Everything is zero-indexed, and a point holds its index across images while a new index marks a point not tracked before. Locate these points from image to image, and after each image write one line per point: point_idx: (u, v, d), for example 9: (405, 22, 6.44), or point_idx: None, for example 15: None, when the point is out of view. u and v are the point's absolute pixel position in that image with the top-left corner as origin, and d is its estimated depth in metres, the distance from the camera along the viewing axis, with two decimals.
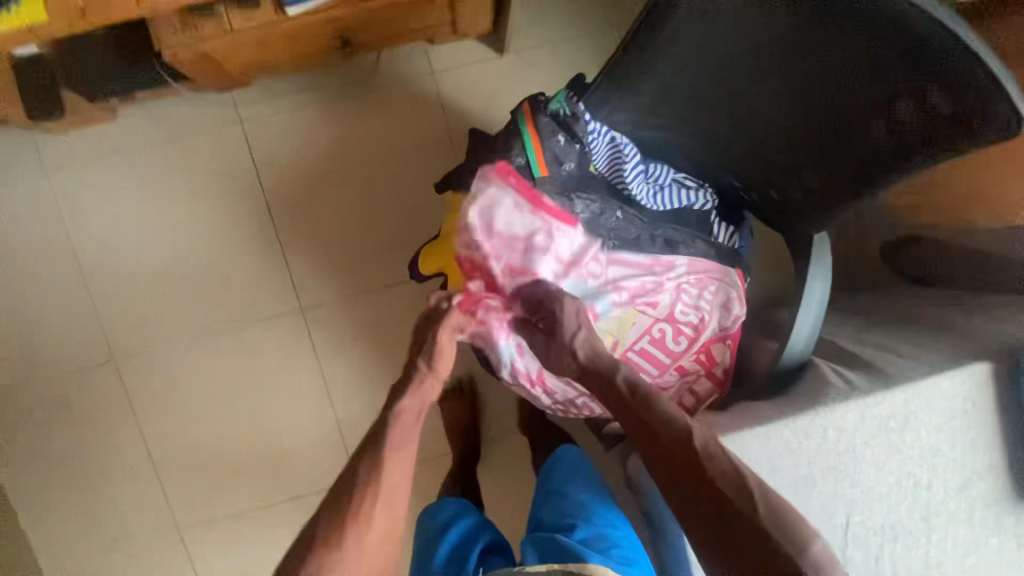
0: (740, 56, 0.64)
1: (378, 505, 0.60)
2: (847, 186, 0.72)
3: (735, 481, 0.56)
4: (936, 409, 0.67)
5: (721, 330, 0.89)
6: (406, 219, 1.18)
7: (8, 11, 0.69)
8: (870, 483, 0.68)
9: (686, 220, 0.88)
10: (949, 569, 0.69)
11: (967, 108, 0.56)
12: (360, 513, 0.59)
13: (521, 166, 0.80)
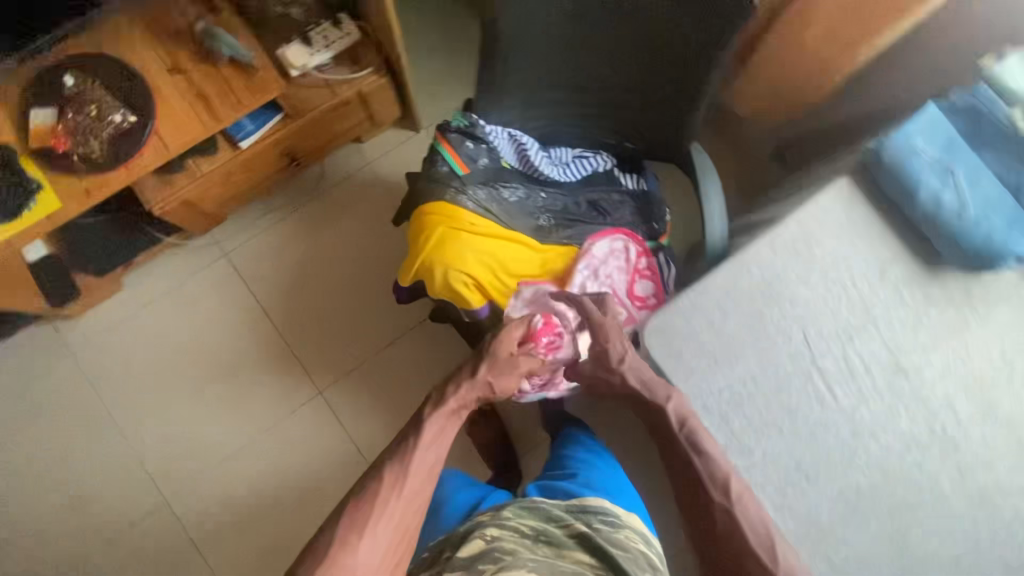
0: (565, 39, 0.86)
1: (410, 478, 0.73)
2: (687, 96, 0.94)
3: (749, 518, 0.74)
4: (830, 223, 0.84)
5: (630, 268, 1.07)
6: (382, 289, 1.45)
7: (32, 209, 1.00)
8: (808, 299, 0.82)
9: (597, 181, 1.12)
10: (906, 346, 0.82)
11: (725, 9, 0.77)
12: (394, 478, 0.72)
13: (446, 172, 0.95)
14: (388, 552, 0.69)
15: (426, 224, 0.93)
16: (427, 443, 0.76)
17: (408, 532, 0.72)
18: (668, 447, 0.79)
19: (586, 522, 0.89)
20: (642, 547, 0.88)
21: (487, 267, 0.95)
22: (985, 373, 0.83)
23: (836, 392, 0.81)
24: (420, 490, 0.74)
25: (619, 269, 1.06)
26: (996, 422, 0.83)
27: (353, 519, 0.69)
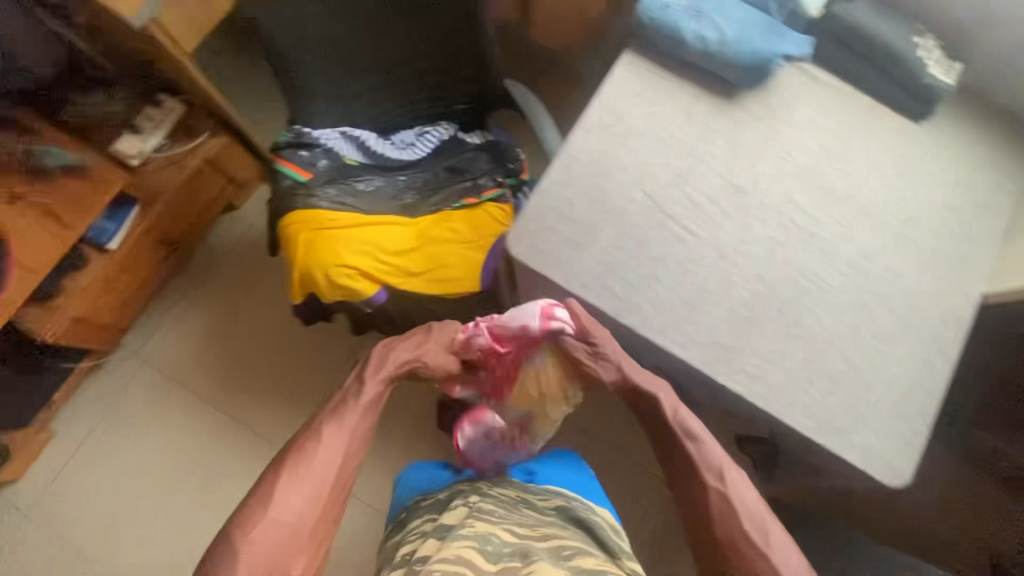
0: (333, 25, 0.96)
1: (345, 439, 0.79)
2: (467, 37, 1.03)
3: (742, 501, 0.75)
4: (629, 94, 0.93)
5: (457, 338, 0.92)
6: (309, 334, 1.47)
7: None
8: (636, 161, 0.90)
9: (447, 148, 1.18)
10: (735, 168, 0.91)
11: None
12: (330, 439, 0.79)
13: (290, 184, 1.00)
14: (319, 502, 0.75)
15: (292, 235, 0.98)
16: (364, 411, 0.82)
17: (341, 486, 0.78)
18: (664, 439, 0.83)
19: (565, 498, 0.94)
20: (612, 529, 0.91)
21: (364, 254, 0.99)
22: (809, 165, 0.93)
23: (691, 227, 0.89)
24: (351, 451, 0.80)
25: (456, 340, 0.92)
26: (835, 200, 0.92)
27: (290, 470, 0.76)
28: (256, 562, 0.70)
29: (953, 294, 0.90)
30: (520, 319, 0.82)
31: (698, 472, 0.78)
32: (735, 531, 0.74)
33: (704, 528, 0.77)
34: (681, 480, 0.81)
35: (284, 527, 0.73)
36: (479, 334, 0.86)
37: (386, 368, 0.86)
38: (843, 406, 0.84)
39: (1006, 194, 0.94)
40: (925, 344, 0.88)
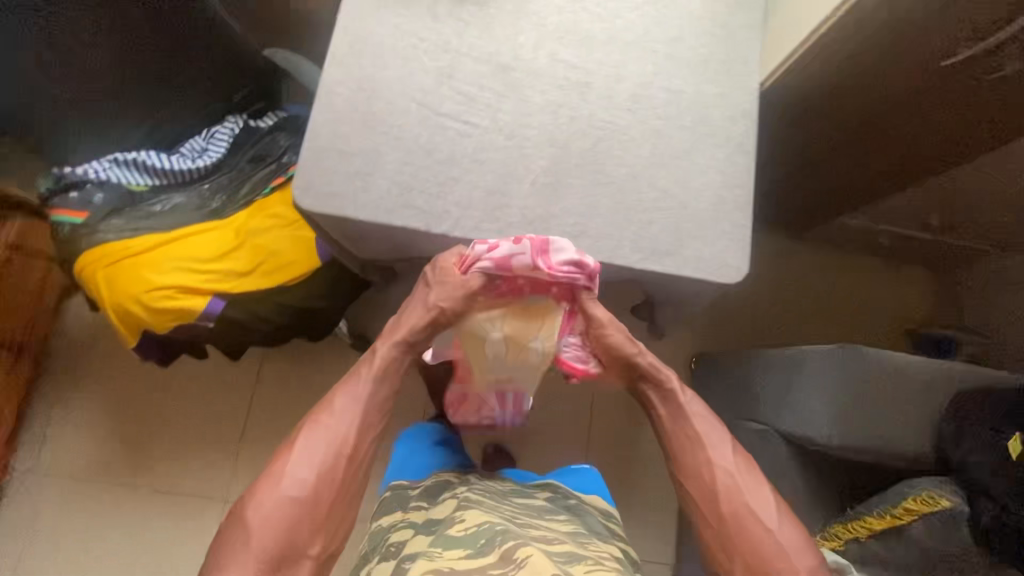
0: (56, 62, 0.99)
1: (361, 402, 0.84)
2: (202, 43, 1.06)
3: (749, 508, 0.82)
4: (367, 12, 0.90)
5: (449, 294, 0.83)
6: (204, 379, 1.41)
7: None
8: (397, 75, 0.89)
9: (242, 141, 1.12)
10: (496, 49, 0.91)
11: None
12: (342, 414, 0.83)
13: (69, 228, 0.96)
14: (332, 472, 0.79)
15: (94, 275, 0.94)
16: (380, 379, 0.86)
17: (360, 456, 0.82)
18: (663, 406, 0.90)
19: (551, 493, 0.98)
20: (601, 517, 0.96)
21: (180, 270, 0.96)
22: (563, 22, 0.93)
23: (471, 120, 0.88)
24: (368, 424, 0.84)
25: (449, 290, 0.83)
26: (599, 44, 0.92)
27: (303, 450, 0.80)
28: (273, 533, 0.74)
29: (733, 92, 0.93)
30: (560, 252, 0.77)
31: (698, 448, 0.86)
32: (735, 500, 0.82)
33: (696, 500, 0.85)
34: (682, 452, 0.87)
35: (300, 500, 0.76)
36: (518, 257, 0.76)
37: (399, 330, 0.88)
38: (665, 229, 0.87)
39: None
40: (723, 146, 0.91)
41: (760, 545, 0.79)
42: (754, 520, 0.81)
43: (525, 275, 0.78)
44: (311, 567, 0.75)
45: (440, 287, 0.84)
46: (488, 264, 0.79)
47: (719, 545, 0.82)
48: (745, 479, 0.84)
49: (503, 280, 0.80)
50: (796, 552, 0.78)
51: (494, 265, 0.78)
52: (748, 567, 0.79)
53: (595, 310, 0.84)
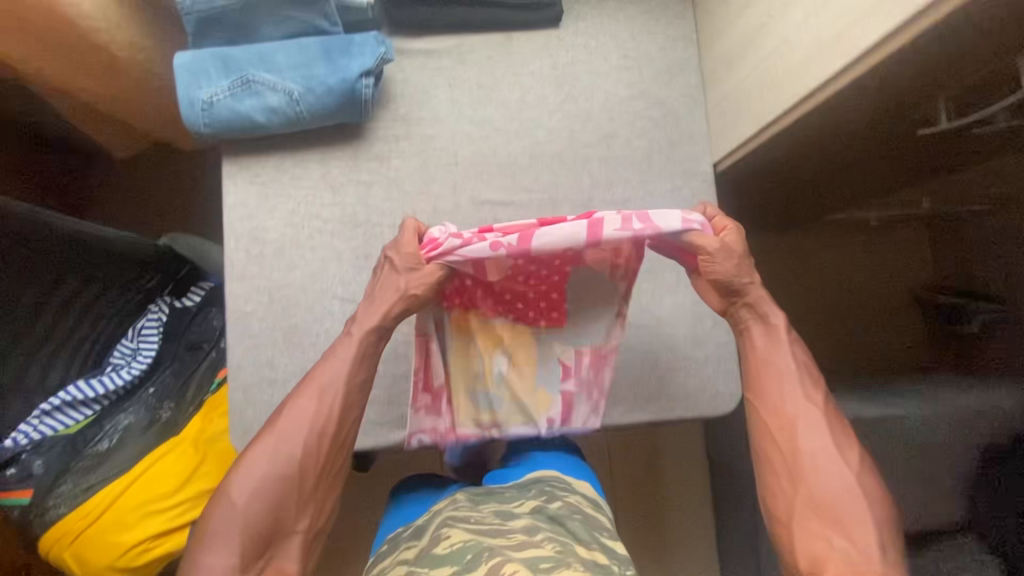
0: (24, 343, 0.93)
1: (346, 352, 0.69)
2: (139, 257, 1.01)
3: (819, 454, 0.63)
4: (253, 205, 0.78)
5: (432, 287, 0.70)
6: None
7: None
8: (308, 271, 0.78)
9: (174, 329, 1.03)
10: (411, 208, 0.79)
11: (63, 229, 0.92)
12: (323, 393, 0.68)
13: (21, 510, 0.88)
14: (315, 454, 0.66)
15: (63, 552, 0.88)
16: (358, 362, 0.69)
17: (344, 434, 0.69)
18: (759, 343, 0.70)
19: (544, 495, 0.82)
20: (590, 511, 0.81)
21: (146, 516, 0.89)
22: (478, 154, 0.80)
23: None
24: (350, 399, 0.69)
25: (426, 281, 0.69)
26: (523, 171, 0.80)
27: (280, 426, 0.66)
28: (257, 511, 0.62)
29: (686, 185, 0.81)
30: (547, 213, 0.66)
31: (789, 381, 0.67)
32: (793, 423, 0.66)
33: (764, 434, 0.67)
34: (765, 383, 0.68)
35: (285, 475, 0.64)
36: (493, 259, 0.67)
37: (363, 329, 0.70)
38: (645, 370, 0.78)
39: (679, 44, 0.83)
40: None
41: (827, 475, 0.62)
42: (827, 449, 0.64)
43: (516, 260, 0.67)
44: (301, 544, 0.64)
45: (413, 273, 0.69)
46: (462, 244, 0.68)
47: (783, 484, 0.64)
48: (812, 413, 0.66)
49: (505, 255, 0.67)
50: (863, 486, 0.61)
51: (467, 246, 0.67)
52: (811, 499, 0.62)
53: (693, 238, 0.68)
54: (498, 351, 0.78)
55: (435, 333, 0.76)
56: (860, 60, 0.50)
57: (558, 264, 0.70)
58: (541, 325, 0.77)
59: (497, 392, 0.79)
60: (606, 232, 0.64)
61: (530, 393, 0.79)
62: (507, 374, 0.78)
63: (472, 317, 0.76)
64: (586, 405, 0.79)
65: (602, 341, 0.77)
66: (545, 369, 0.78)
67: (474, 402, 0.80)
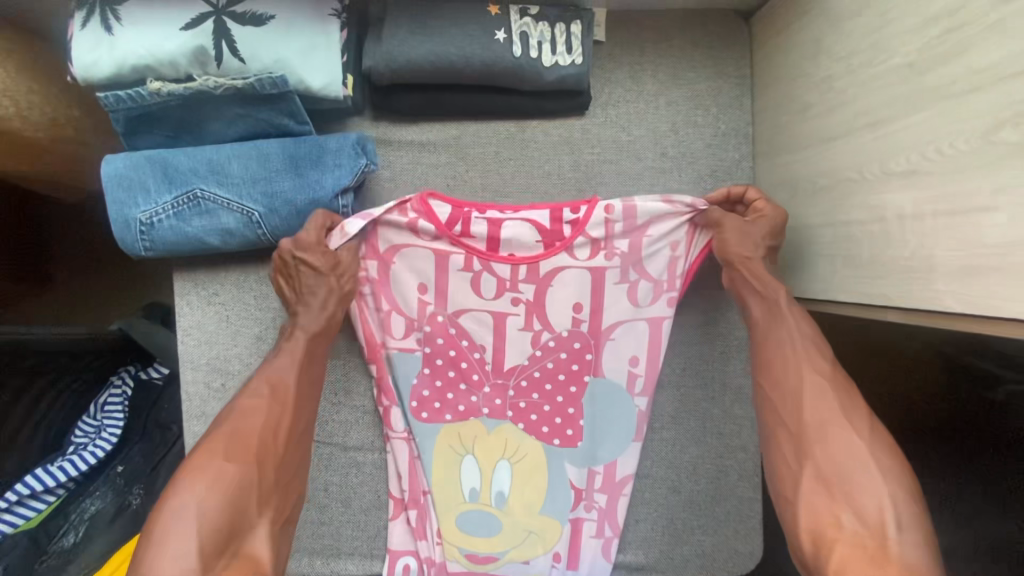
0: None
1: (297, 329, 0.58)
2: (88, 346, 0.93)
3: (833, 436, 0.49)
4: (213, 328, 0.66)
5: (415, 323, 0.68)
6: None
7: None
8: None
9: (142, 403, 0.95)
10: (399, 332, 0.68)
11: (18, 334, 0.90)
12: (274, 391, 0.55)
13: None
14: (266, 438, 0.52)
15: None
16: (306, 364, 0.57)
17: (304, 413, 0.56)
18: (759, 308, 0.59)
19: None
20: None
21: None
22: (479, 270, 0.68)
23: (387, 443, 0.68)
24: (304, 388, 0.57)
25: (401, 319, 0.67)
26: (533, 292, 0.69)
27: (243, 422, 0.52)
28: (212, 502, 0.47)
29: (723, 318, 0.69)
30: (504, 215, 0.66)
31: (789, 353, 0.55)
32: (798, 393, 0.53)
33: (774, 411, 0.54)
34: (772, 356, 0.56)
35: (244, 456, 0.50)
36: (514, 316, 0.68)
37: (313, 326, 0.58)
38: (657, 528, 0.70)
39: (730, 142, 0.68)
40: (719, 397, 0.69)
41: (840, 447, 0.49)
42: (833, 416, 0.50)
43: (533, 316, 0.69)
44: (270, 533, 0.50)
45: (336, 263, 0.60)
46: (477, 298, 0.68)
47: (790, 459, 0.51)
48: (822, 382, 0.53)
49: (499, 280, 0.68)
50: (881, 458, 0.48)
51: (484, 299, 0.68)
52: (825, 479, 0.48)
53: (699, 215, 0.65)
54: (502, 462, 0.68)
55: (417, 435, 0.68)
56: (984, 320, 0.38)
57: (576, 348, 0.69)
58: (555, 444, 0.69)
59: (494, 515, 0.68)
60: (593, 219, 0.65)
61: (533, 519, 0.68)
62: (510, 492, 0.68)
63: (473, 418, 0.68)
64: (596, 542, 0.69)
65: (615, 462, 0.68)
66: (554, 492, 0.68)
67: (467, 526, 0.68)
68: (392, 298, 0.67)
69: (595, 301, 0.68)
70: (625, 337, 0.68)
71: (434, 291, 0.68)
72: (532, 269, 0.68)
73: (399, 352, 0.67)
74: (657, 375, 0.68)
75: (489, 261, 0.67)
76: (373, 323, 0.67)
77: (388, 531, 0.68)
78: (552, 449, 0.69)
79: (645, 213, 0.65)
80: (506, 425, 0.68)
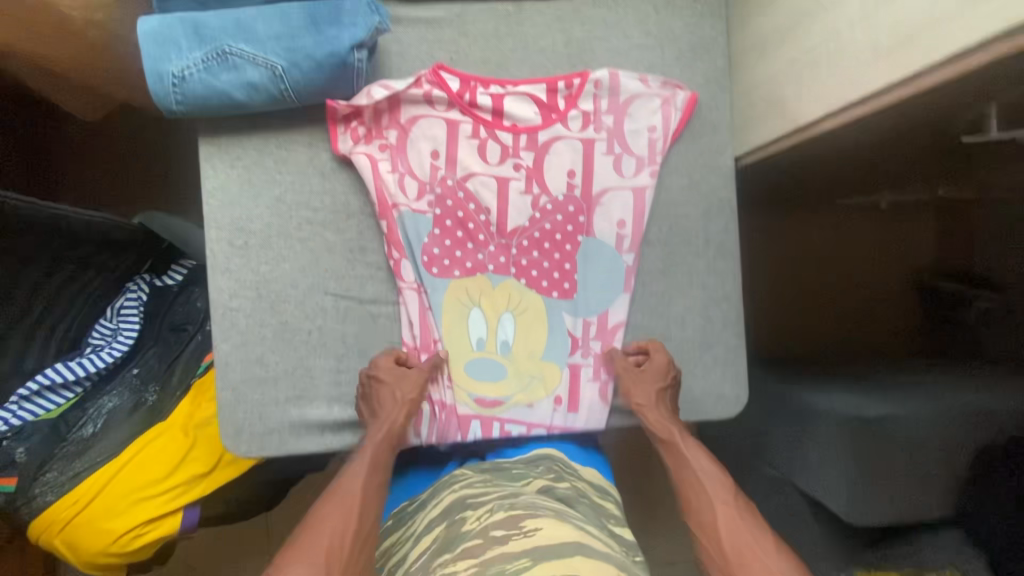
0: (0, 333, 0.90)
1: (363, 457, 0.67)
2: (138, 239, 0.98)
3: (747, 561, 0.57)
4: (236, 191, 0.72)
5: (427, 185, 0.74)
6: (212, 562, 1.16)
7: None
8: (297, 264, 0.72)
9: (157, 308, 0.98)
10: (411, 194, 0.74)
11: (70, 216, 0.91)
12: (341, 500, 0.62)
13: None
14: (333, 547, 0.58)
15: (49, 542, 0.85)
16: (372, 468, 0.66)
17: (369, 527, 0.61)
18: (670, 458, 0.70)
19: (553, 473, 0.70)
20: (598, 497, 0.68)
21: (137, 503, 0.87)
22: (484, 137, 0.74)
23: (397, 299, 0.74)
24: (371, 497, 0.64)
25: (413, 181, 0.73)
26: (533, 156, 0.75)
27: (319, 525, 0.59)
28: None
29: (705, 180, 0.76)
30: (506, 89, 0.73)
31: (699, 488, 0.65)
32: (714, 525, 0.62)
33: (699, 544, 0.62)
34: (689, 497, 0.65)
35: (317, 559, 0.56)
36: (515, 181, 0.75)
37: (381, 433, 0.68)
38: None
39: (706, 22, 0.75)
40: (702, 253, 0.76)
41: (757, 570, 0.56)
42: (748, 545, 0.59)
43: (532, 181, 0.75)
44: None
45: (402, 381, 0.70)
46: (482, 164, 0.74)
47: None
48: (731, 514, 0.62)
49: (502, 148, 0.74)
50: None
51: (489, 164, 0.74)
52: None
53: (674, 98, 0.75)
54: (506, 315, 0.75)
55: (428, 287, 0.73)
56: None
57: (570, 211, 0.75)
58: (554, 297, 0.75)
59: (499, 363, 0.75)
60: (582, 92, 0.74)
61: (537, 365, 0.75)
62: (513, 342, 0.75)
63: (479, 274, 0.74)
64: (595, 385, 0.75)
65: (608, 312, 0.75)
66: (554, 340, 0.75)
67: (475, 374, 0.75)
68: (404, 160, 0.73)
69: (587, 168, 0.75)
70: (615, 200, 0.75)
71: (444, 157, 0.74)
72: (532, 136, 0.74)
73: (410, 211, 0.73)
74: (642, 232, 0.75)
75: (493, 129, 0.74)
76: (386, 186, 0.72)
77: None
78: (551, 302, 0.75)
79: (626, 90, 0.75)
80: (509, 280, 0.75)
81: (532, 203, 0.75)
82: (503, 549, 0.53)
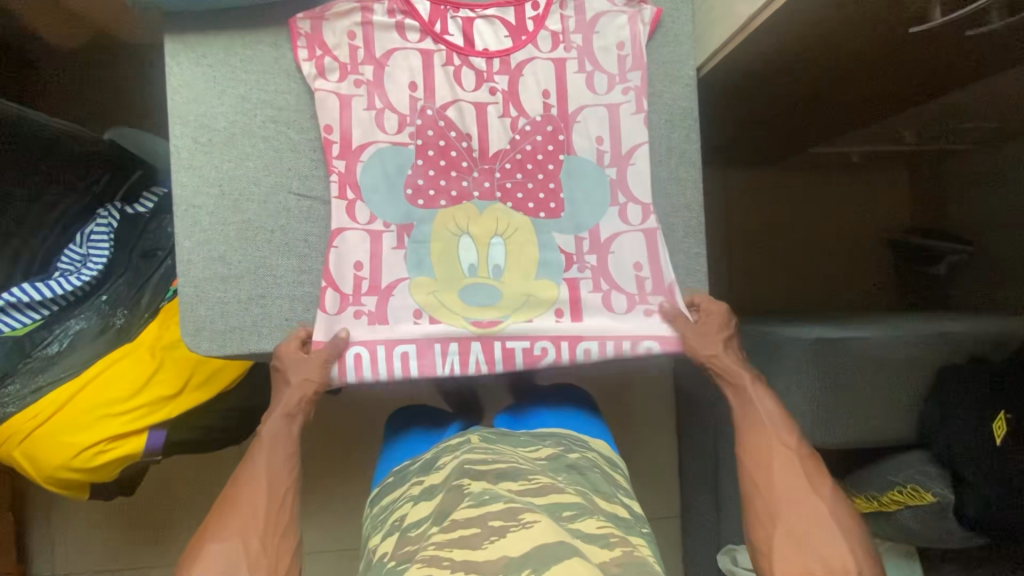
0: None
1: (269, 438, 0.67)
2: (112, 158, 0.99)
3: (797, 498, 0.61)
4: (204, 92, 0.72)
5: (407, 117, 0.74)
6: (182, 498, 1.17)
7: None
8: (262, 164, 0.73)
9: (126, 235, 0.96)
10: (379, 106, 0.74)
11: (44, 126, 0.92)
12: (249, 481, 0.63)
13: None
14: (250, 516, 0.60)
15: (13, 456, 0.86)
16: (276, 443, 0.67)
17: (281, 493, 0.63)
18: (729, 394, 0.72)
19: (562, 446, 0.72)
20: (608, 468, 0.71)
21: (101, 418, 0.86)
22: (456, 62, 0.75)
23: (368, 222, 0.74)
24: (278, 472, 0.65)
25: (392, 115, 0.74)
26: (509, 73, 0.75)
27: (233, 505, 0.61)
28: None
29: (666, 90, 0.77)
30: (475, 13, 0.75)
31: (763, 424, 0.67)
32: (769, 461, 0.64)
33: (749, 472, 0.64)
34: (748, 433, 0.67)
35: (227, 534, 0.58)
36: (492, 105, 0.75)
37: (279, 415, 0.69)
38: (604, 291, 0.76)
39: None
40: (664, 160, 0.77)
41: (803, 507, 0.60)
42: (801, 483, 0.62)
43: (509, 105, 0.75)
44: None
45: (301, 365, 0.70)
46: (460, 91, 0.75)
47: (763, 514, 0.61)
48: (789, 454, 0.64)
49: (476, 74, 0.75)
50: (838, 516, 0.59)
51: (465, 91, 0.75)
52: (794, 534, 0.58)
53: (640, 11, 0.76)
54: (495, 239, 0.75)
55: (416, 221, 0.74)
56: None
57: (549, 131, 0.76)
58: (541, 217, 0.75)
59: (494, 286, 0.75)
60: (548, 15, 0.76)
61: (529, 284, 0.75)
62: (505, 265, 0.75)
63: (465, 203, 0.75)
64: (594, 296, 0.76)
65: (599, 225, 0.76)
66: (545, 255, 0.75)
67: (475, 299, 0.75)
68: (381, 91, 0.74)
69: (561, 87, 0.76)
70: (591, 120, 0.76)
71: (419, 85, 0.74)
72: (504, 59, 0.75)
73: (385, 139, 0.74)
74: (621, 147, 0.76)
75: (466, 56, 0.75)
76: (365, 122, 0.74)
77: (393, 323, 0.74)
78: (540, 223, 0.75)
79: (592, 10, 0.76)
80: (495, 205, 0.75)
81: (508, 127, 0.75)
82: (501, 544, 0.50)
